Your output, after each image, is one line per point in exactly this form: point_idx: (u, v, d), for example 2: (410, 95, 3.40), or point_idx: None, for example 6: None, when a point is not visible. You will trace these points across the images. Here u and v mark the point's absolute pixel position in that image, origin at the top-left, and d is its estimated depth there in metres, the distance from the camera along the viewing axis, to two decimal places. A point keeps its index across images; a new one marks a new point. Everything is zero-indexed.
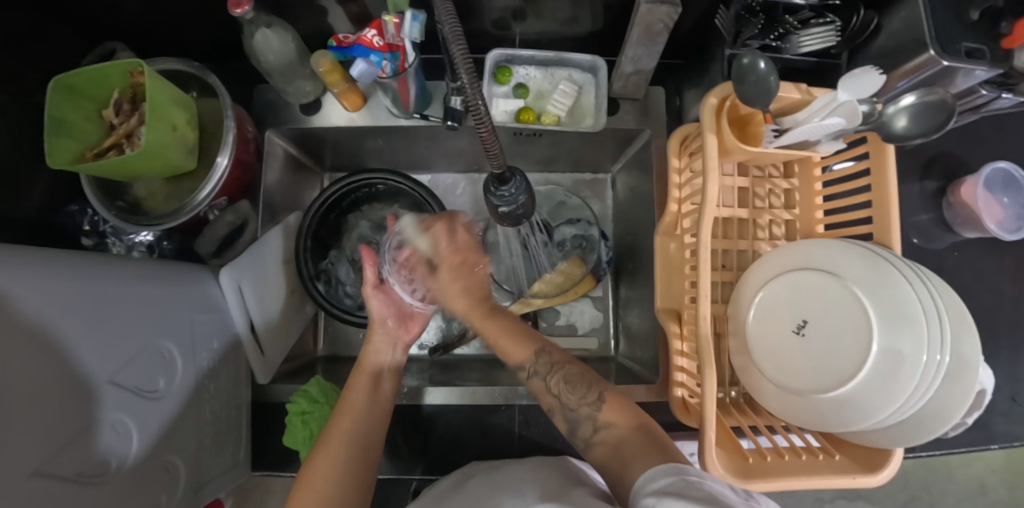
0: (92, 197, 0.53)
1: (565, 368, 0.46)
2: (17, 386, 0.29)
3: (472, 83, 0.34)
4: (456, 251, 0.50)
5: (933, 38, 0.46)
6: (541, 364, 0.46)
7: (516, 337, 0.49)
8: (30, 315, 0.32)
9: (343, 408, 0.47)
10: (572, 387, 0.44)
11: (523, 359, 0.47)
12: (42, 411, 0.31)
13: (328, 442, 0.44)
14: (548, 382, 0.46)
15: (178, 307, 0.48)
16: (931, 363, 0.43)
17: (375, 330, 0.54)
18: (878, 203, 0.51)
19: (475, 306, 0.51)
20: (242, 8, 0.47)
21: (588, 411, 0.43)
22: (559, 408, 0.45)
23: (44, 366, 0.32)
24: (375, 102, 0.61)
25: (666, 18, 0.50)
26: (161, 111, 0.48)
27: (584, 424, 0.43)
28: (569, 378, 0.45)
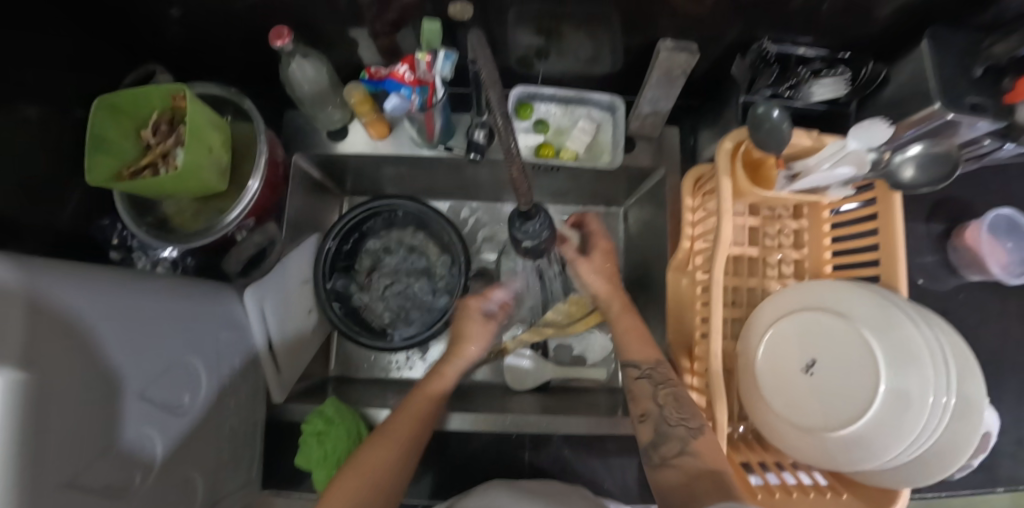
0: (123, 213, 0.54)
1: (669, 388, 0.51)
2: (57, 398, 0.30)
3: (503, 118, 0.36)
4: (604, 243, 0.64)
5: (939, 91, 0.49)
6: (656, 371, 0.53)
7: (642, 341, 0.56)
8: (73, 326, 0.33)
9: (408, 408, 0.51)
10: (679, 405, 0.49)
11: (641, 361, 0.55)
12: (76, 421, 0.32)
13: (389, 431, 0.48)
14: (656, 389, 0.51)
15: (206, 325, 0.50)
16: (936, 404, 0.44)
17: (458, 358, 0.59)
18: (885, 246, 0.52)
19: (614, 291, 0.61)
20: (282, 39, 0.50)
21: (683, 432, 0.46)
22: (656, 416, 0.49)
23: (82, 376, 0.33)
24: (399, 131, 0.63)
25: (684, 65, 0.54)
26: (200, 134, 0.50)
27: (671, 442, 0.46)
28: (676, 397, 0.50)
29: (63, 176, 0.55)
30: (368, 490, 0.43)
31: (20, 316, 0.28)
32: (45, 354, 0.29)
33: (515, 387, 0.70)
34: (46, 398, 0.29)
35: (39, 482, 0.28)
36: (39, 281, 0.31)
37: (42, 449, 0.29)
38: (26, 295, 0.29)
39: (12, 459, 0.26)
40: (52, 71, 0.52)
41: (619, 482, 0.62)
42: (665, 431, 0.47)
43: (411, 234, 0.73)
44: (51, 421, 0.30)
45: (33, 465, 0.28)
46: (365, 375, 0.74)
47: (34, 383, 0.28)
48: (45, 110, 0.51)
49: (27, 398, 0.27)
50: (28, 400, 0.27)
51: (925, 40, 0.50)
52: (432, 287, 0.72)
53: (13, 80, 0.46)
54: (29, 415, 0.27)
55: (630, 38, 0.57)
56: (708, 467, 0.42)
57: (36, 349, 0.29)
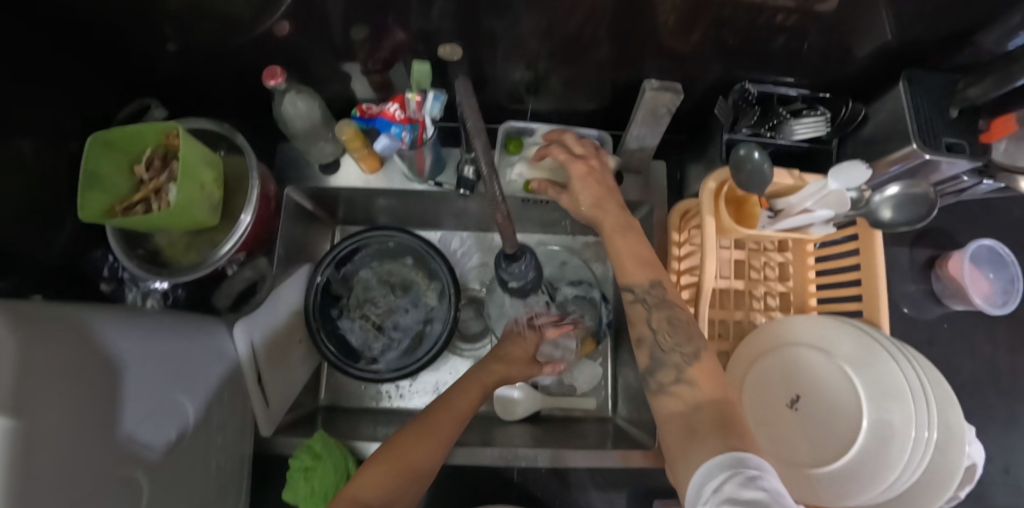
0: (115, 246, 0.55)
1: (666, 310, 0.46)
2: (43, 442, 0.30)
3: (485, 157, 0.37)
4: (581, 163, 0.55)
5: (915, 133, 0.50)
6: (653, 296, 0.47)
7: (639, 259, 0.49)
8: (66, 370, 0.34)
9: (453, 407, 0.52)
10: (673, 330, 0.45)
11: (637, 283, 0.48)
12: (64, 465, 0.32)
13: (429, 426, 0.49)
14: (651, 313, 0.47)
15: (198, 360, 0.50)
16: (919, 439, 0.44)
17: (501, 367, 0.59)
18: (868, 282, 0.53)
19: (609, 214, 0.52)
20: (276, 79, 0.51)
21: (677, 359, 0.44)
22: (651, 343, 0.46)
23: (71, 419, 0.33)
24: (390, 166, 0.65)
25: (670, 104, 0.55)
26: (192, 172, 0.51)
27: (666, 368, 0.44)
28: (672, 319, 0.46)
29: (54, 208, 0.55)
30: (397, 476, 0.44)
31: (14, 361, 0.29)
32: (37, 397, 0.30)
33: (505, 418, 0.70)
34: (33, 443, 0.29)
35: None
36: (29, 325, 0.32)
37: (34, 493, 0.29)
38: (20, 341, 0.30)
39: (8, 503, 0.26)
40: (46, 106, 0.53)
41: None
42: (659, 356, 0.45)
43: (403, 264, 0.73)
44: (40, 465, 0.30)
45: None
46: (357, 406, 0.74)
47: (24, 428, 0.29)
48: (39, 144, 0.52)
49: (16, 444, 0.28)
50: (15, 447, 0.28)
51: (902, 82, 0.51)
52: (423, 316, 0.72)
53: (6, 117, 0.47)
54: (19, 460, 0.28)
55: (616, 74, 0.58)
56: (705, 396, 0.41)
57: (25, 392, 0.29)
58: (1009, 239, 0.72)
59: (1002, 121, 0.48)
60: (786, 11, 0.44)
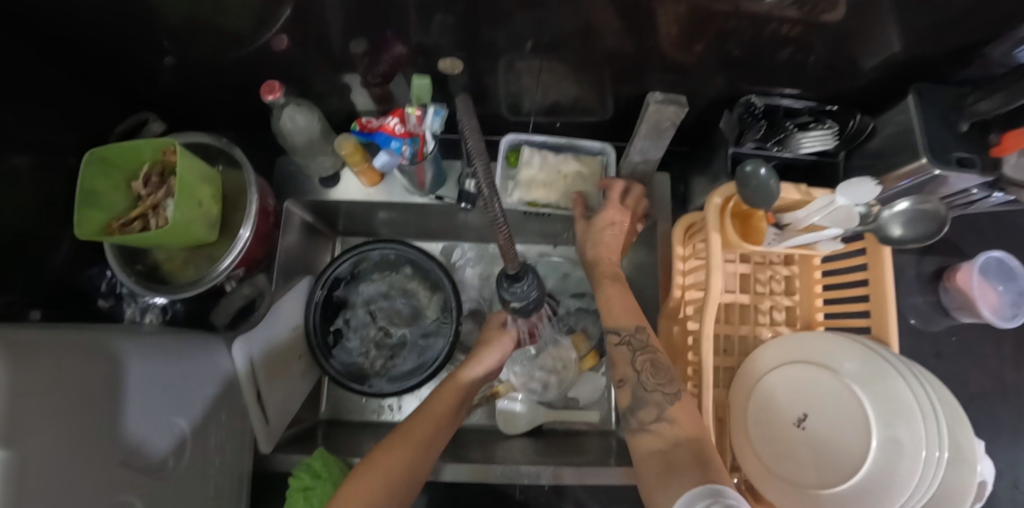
0: (113, 263, 0.54)
1: (648, 354, 0.49)
2: (33, 473, 0.30)
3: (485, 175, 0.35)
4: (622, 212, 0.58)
5: (926, 148, 0.49)
6: (636, 338, 0.51)
7: (629, 309, 0.53)
8: (54, 402, 0.33)
9: (426, 414, 0.53)
10: (657, 370, 0.48)
11: (622, 326, 0.52)
12: (58, 499, 0.32)
13: (406, 436, 0.50)
14: (635, 355, 0.49)
15: (194, 379, 0.49)
16: (930, 459, 0.43)
17: (478, 363, 0.60)
18: (876, 298, 0.52)
19: (608, 264, 0.57)
20: (274, 94, 0.50)
21: (659, 397, 0.46)
22: (634, 382, 0.48)
23: (62, 451, 0.33)
24: (391, 179, 0.64)
25: (674, 117, 0.54)
26: (189, 189, 0.50)
27: (648, 407, 0.45)
28: (654, 362, 0.48)
29: (51, 224, 0.55)
30: (387, 481, 0.46)
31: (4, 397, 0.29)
32: (27, 426, 0.29)
33: (507, 431, 0.70)
34: (21, 474, 0.28)
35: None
36: (17, 351, 0.31)
37: None
38: (9, 376, 0.30)
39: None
40: (41, 120, 0.52)
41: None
42: (641, 394, 0.46)
43: (403, 276, 0.73)
44: (33, 502, 0.29)
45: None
46: (358, 418, 0.73)
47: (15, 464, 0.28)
48: (34, 159, 0.51)
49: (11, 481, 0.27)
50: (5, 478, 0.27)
51: (911, 94, 0.50)
52: (424, 329, 0.72)
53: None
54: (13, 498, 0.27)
55: (619, 86, 0.57)
56: (685, 433, 0.42)
57: (13, 421, 0.29)
58: (1017, 250, 0.71)
59: (1011, 137, 0.47)
60: (792, 23, 0.43)
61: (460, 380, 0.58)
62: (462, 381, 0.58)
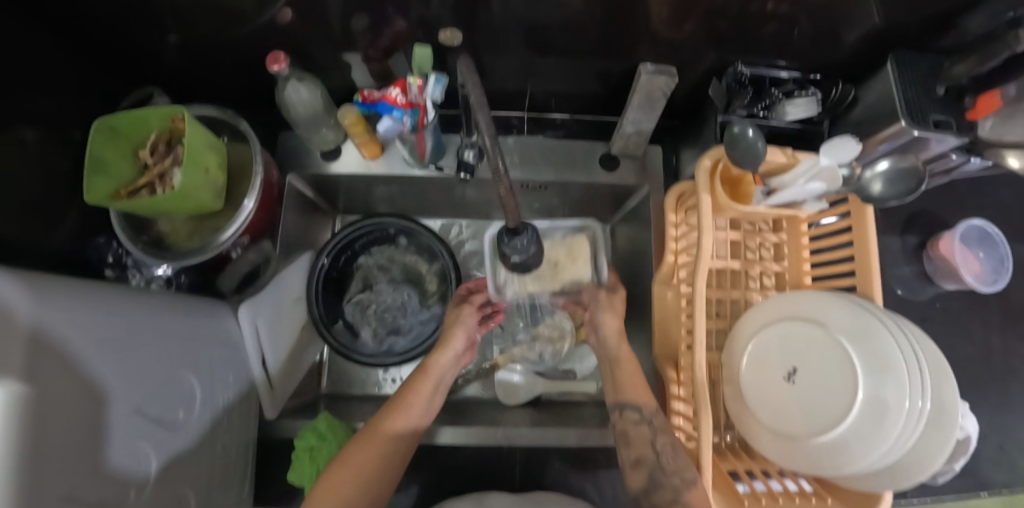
0: (119, 231, 0.55)
1: (667, 435, 0.52)
2: (52, 406, 0.31)
3: (491, 144, 0.39)
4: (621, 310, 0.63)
5: (904, 110, 0.51)
6: (656, 420, 0.54)
7: (644, 389, 0.56)
8: (62, 348, 0.33)
9: (401, 404, 0.54)
10: (676, 454, 0.50)
11: (642, 404, 0.55)
12: (69, 441, 0.33)
13: (374, 433, 0.51)
14: (654, 435, 0.52)
15: (201, 341, 0.50)
16: (912, 409, 0.46)
17: (445, 348, 0.60)
18: (860, 258, 0.54)
19: (623, 356, 0.60)
20: (279, 64, 0.52)
21: (677, 480, 0.47)
22: (653, 464, 0.50)
23: (74, 397, 0.33)
24: (391, 151, 0.66)
25: (664, 87, 0.56)
26: (197, 156, 0.51)
27: (664, 492, 0.47)
28: (672, 444, 0.51)
29: (57, 194, 0.55)
30: (357, 483, 0.47)
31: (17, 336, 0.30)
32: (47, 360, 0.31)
33: (507, 402, 0.72)
34: (41, 406, 0.30)
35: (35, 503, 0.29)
36: (40, 293, 0.33)
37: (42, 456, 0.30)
38: (28, 318, 0.31)
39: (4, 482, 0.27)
40: (46, 90, 0.53)
41: (600, 493, 0.63)
42: (660, 480, 0.48)
43: (401, 253, 0.74)
44: (51, 435, 0.31)
45: (30, 480, 0.29)
46: (357, 392, 0.74)
47: (25, 400, 0.29)
48: (41, 130, 0.52)
49: (20, 417, 0.28)
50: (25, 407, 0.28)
51: (890, 62, 0.52)
52: (424, 302, 0.74)
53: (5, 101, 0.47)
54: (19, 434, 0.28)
55: (612, 60, 0.59)
56: None
57: (36, 356, 0.31)
58: (997, 220, 0.74)
59: (985, 98, 0.49)
60: None
61: (429, 370, 0.58)
62: (433, 370, 0.58)
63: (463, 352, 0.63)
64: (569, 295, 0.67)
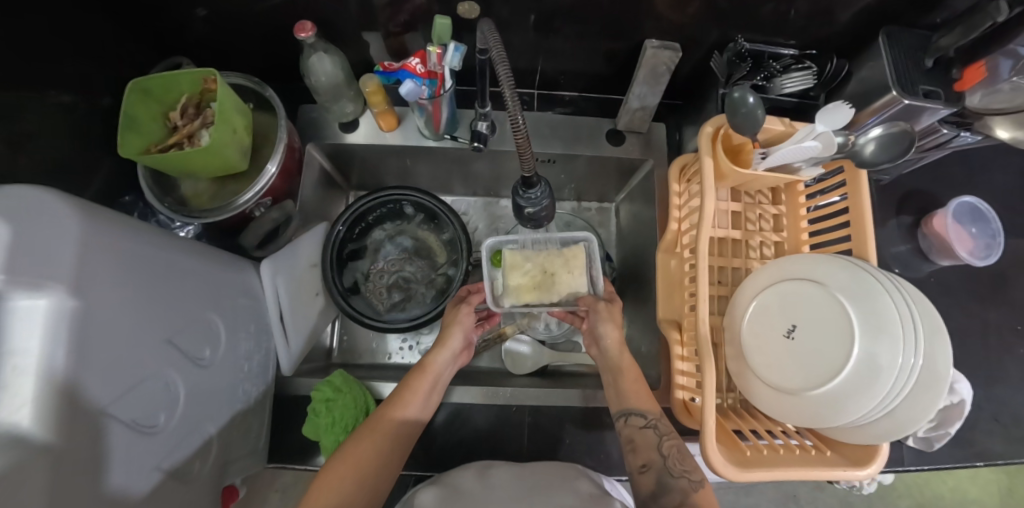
0: (147, 190, 0.58)
1: (672, 439, 0.56)
2: (87, 322, 0.33)
3: (515, 106, 0.43)
4: (615, 319, 0.64)
5: (894, 81, 0.54)
6: (660, 424, 0.57)
7: (647, 394, 0.60)
8: (102, 270, 0.35)
9: (400, 398, 0.57)
10: (682, 457, 0.54)
11: (646, 410, 0.58)
12: (101, 358, 0.35)
13: (377, 423, 0.54)
14: (661, 440, 0.55)
15: (226, 288, 0.52)
16: (904, 365, 0.48)
17: (443, 347, 0.63)
18: (856, 223, 0.57)
19: (624, 365, 0.62)
20: (305, 32, 0.55)
21: (685, 483, 0.52)
22: (660, 468, 0.54)
23: (108, 319, 0.35)
24: (407, 123, 0.69)
25: (668, 62, 0.60)
26: (226, 116, 0.54)
27: (672, 495, 0.51)
28: (679, 448, 0.55)
29: (88, 154, 0.58)
30: (358, 476, 0.49)
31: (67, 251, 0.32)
32: (88, 279, 0.33)
33: (513, 371, 0.75)
34: (77, 322, 0.32)
35: (73, 406, 0.32)
36: (90, 215, 0.35)
37: (75, 367, 0.32)
38: (77, 236, 0.33)
39: (37, 383, 0.30)
40: (82, 54, 0.56)
41: (603, 457, 0.65)
42: (667, 482, 0.52)
43: (411, 227, 0.78)
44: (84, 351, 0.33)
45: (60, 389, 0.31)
46: (366, 361, 0.76)
47: (69, 312, 0.32)
48: (75, 90, 0.55)
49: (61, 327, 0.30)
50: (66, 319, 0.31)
51: (882, 37, 0.55)
52: (434, 275, 0.77)
53: (40, 59, 0.50)
54: (61, 340, 0.31)
55: (618, 36, 0.62)
56: None
57: (78, 274, 0.33)
58: (989, 199, 0.77)
59: (974, 70, 0.52)
60: None
61: (428, 368, 0.60)
62: (430, 369, 0.60)
63: (460, 352, 0.65)
64: (568, 305, 0.67)
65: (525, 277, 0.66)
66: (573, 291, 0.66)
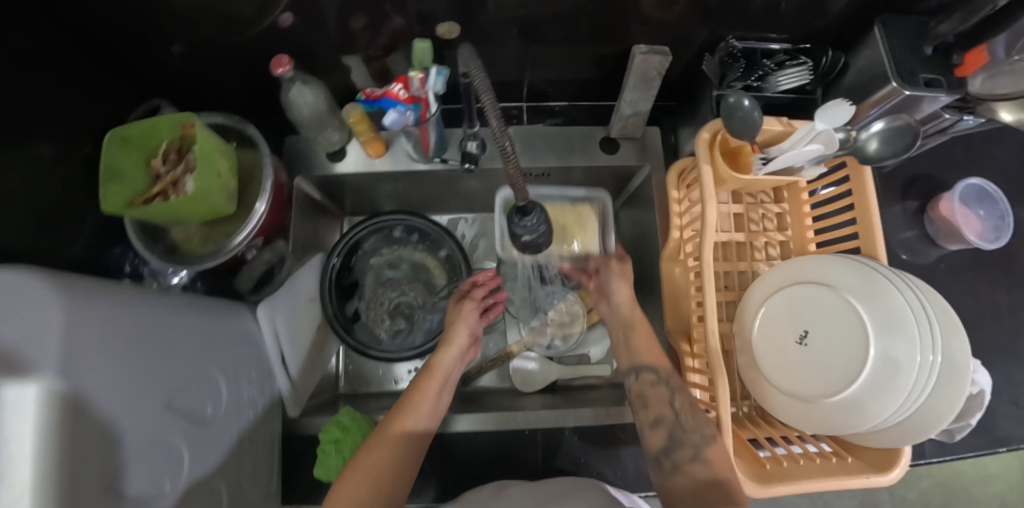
0: (135, 240, 0.56)
1: (683, 394, 0.54)
2: (81, 403, 0.32)
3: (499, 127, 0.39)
4: (624, 273, 0.66)
5: (894, 72, 0.52)
6: (672, 380, 0.56)
7: (657, 350, 0.59)
8: (92, 345, 0.34)
9: (405, 406, 0.54)
10: (694, 413, 0.52)
11: (658, 366, 0.57)
12: (99, 436, 0.34)
13: (384, 431, 0.51)
14: (673, 396, 0.54)
15: (225, 339, 0.51)
16: (924, 363, 0.47)
17: (449, 346, 0.62)
18: (862, 220, 0.55)
19: (635, 322, 0.62)
20: (283, 67, 0.53)
21: (697, 440, 0.49)
22: (671, 423, 0.52)
23: (102, 393, 0.34)
24: (394, 148, 0.68)
25: (659, 66, 0.58)
26: (208, 159, 0.52)
27: (685, 449, 0.49)
28: (690, 405, 0.53)
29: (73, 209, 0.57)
30: (373, 487, 0.46)
31: (50, 335, 0.31)
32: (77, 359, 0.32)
33: (522, 389, 0.74)
34: (69, 405, 0.31)
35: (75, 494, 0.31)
36: (74, 290, 0.34)
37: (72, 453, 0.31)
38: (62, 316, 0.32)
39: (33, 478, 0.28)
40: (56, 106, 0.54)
41: (619, 472, 0.64)
42: (679, 436, 0.50)
43: (408, 251, 0.76)
44: (79, 434, 0.32)
45: (62, 478, 0.30)
46: (375, 389, 0.75)
47: (60, 397, 0.30)
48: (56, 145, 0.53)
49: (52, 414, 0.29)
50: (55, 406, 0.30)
51: (878, 27, 0.53)
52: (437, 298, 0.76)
53: None
54: (57, 428, 0.30)
55: (607, 43, 0.60)
56: (718, 476, 0.46)
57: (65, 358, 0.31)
58: (996, 177, 0.75)
59: (971, 54, 0.51)
60: None
61: (435, 369, 0.59)
62: (437, 369, 0.59)
63: (467, 348, 0.64)
64: (578, 261, 0.71)
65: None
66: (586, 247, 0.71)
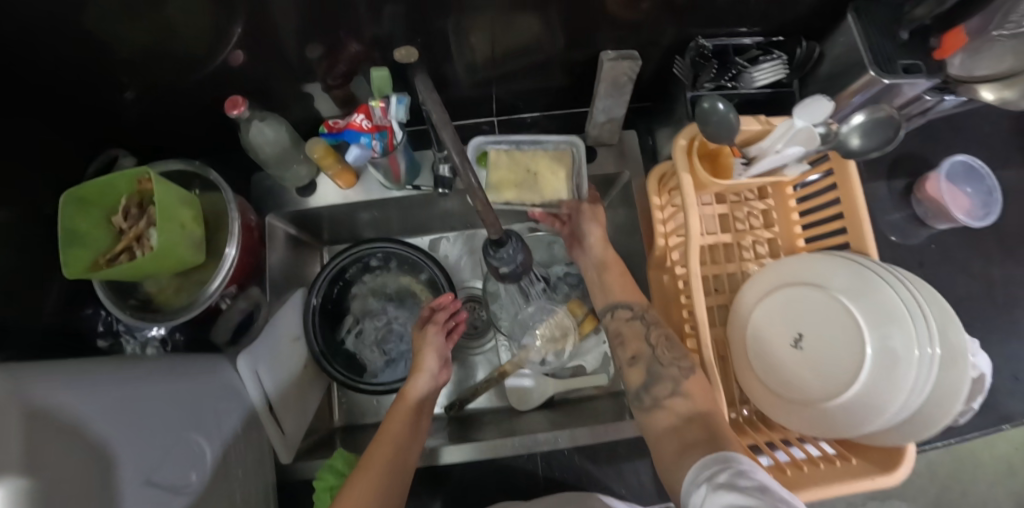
0: (105, 299, 0.54)
1: (659, 329, 0.55)
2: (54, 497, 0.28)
3: (460, 158, 0.36)
4: (596, 214, 0.63)
5: (871, 60, 0.50)
6: (647, 315, 0.56)
7: (631, 290, 0.59)
8: (55, 430, 0.30)
9: (383, 438, 0.52)
10: (670, 346, 0.52)
11: (632, 303, 0.58)
12: None
13: (364, 469, 0.48)
14: (648, 329, 0.55)
15: (197, 399, 0.49)
16: (923, 357, 0.45)
17: (420, 372, 0.60)
18: (850, 213, 0.54)
19: (610, 262, 0.61)
20: (238, 108, 0.51)
21: (674, 371, 0.50)
22: (648, 357, 0.53)
23: (74, 481, 0.31)
24: (366, 177, 0.66)
25: (629, 71, 0.56)
26: (168, 213, 0.50)
27: (662, 382, 0.50)
28: (667, 338, 0.53)
29: None
30: None
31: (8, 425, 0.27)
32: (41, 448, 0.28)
33: (519, 407, 0.72)
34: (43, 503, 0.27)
35: None
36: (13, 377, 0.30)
37: None
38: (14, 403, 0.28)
39: None
40: None
41: (622, 486, 0.63)
42: (656, 370, 0.51)
43: (392, 277, 0.75)
44: None
45: None
46: (372, 420, 0.74)
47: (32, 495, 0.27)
48: None
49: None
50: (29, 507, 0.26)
51: (850, 14, 0.52)
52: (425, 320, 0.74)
53: None
54: None
55: (574, 50, 0.58)
56: (697, 408, 0.47)
57: (32, 454, 0.28)
58: (980, 150, 0.74)
59: (950, 36, 0.49)
60: None
61: (407, 396, 0.57)
62: (409, 397, 0.57)
63: (440, 372, 0.62)
64: (549, 208, 0.64)
65: (511, 169, 0.64)
66: (555, 193, 0.63)
